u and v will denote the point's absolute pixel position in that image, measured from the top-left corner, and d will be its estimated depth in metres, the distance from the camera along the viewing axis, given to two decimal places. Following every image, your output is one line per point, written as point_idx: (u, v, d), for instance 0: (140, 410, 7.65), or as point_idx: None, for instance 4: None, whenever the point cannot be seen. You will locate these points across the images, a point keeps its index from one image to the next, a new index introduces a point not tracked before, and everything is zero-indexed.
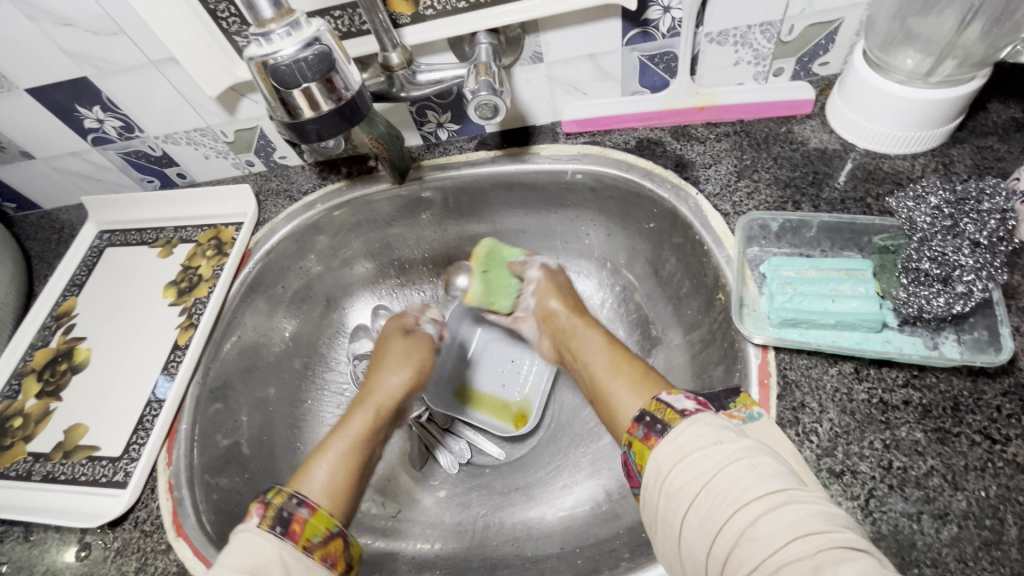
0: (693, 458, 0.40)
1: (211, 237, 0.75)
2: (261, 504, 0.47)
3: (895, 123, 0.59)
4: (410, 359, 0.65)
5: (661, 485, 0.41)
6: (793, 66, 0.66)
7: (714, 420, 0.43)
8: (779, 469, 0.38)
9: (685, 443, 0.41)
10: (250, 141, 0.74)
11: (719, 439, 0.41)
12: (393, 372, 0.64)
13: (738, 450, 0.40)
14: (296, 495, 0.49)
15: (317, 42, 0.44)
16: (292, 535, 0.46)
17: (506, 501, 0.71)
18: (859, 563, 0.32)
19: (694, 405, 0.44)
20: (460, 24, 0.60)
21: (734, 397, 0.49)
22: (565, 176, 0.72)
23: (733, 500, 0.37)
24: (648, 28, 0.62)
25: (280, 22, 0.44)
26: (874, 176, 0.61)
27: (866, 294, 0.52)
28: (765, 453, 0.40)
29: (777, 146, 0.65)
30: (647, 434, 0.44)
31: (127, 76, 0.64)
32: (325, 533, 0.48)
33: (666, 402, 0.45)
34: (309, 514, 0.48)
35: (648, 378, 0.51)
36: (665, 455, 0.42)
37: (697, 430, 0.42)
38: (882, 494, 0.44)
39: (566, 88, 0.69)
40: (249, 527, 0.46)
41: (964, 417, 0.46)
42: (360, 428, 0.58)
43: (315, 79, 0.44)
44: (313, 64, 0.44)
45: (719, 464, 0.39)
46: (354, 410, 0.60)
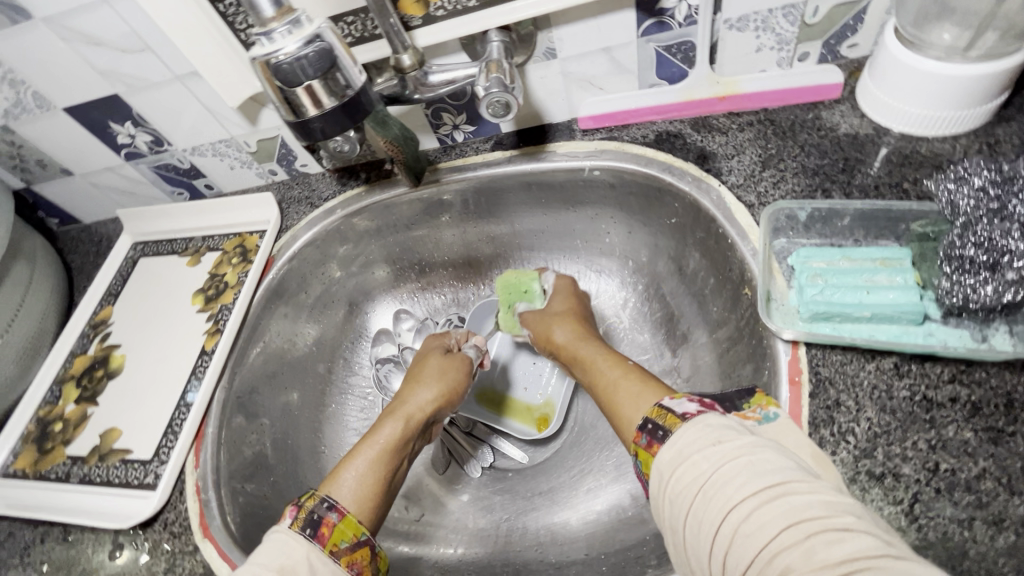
0: (691, 461, 0.38)
1: (237, 244, 0.77)
2: (294, 507, 0.48)
3: (932, 103, 0.55)
4: (445, 376, 0.64)
5: (665, 492, 0.40)
6: (819, 50, 0.63)
7: (715, 421, 0.40)
8: (781, 463, 0.36)
9: (684, 448, 0.40)
10: (272, 150, 0.76)
11: (718, 439, 0.39)
12: (426, 385, 0.63)
13: (735, 447, 0.38)
14: (327, 499, 0.49)
15: (318, 39, 0.44)
16: (320, 539, 0.46)
17: (530, 505, 0.70)
18: (852, 543, 0.30)
19: (697, 408, 0.42)
20: (471, 24, 0.59)
21: (748, 398, 0.45)
22: (583, 173, 0.71)
23: (728, 497, 0.35)
24: (664, 17, 0.60)
25: (280, 20, 0.44)
26: (911, 160, 0.58)
27: (905, 284, 0.48)
28: (769, 448, 0.37)
29: (804, 133, 0.62)
30: (650, 442, 0.43)
31: (154, 92, 0.67)
32: (353, 540, 0.48)
33: (667, 406, 0.44)
34: (338, 519, 0.48)
35: (652, 385, 0.49)
36: (666, 461, 0.40)
37: (696, 430, 0.40)
38: (928, 499, 0.41)
39: (582, 83, 0.68)
40: (283, 528, 0.46)
41: (1019, 415, 0.42)
42: (389, 437, 0.57)
43: (316, 76, 0.45)
44: (313, 61, 0.44)
45: (716, 463, 0.37)
46: (386, 420, 0.59)
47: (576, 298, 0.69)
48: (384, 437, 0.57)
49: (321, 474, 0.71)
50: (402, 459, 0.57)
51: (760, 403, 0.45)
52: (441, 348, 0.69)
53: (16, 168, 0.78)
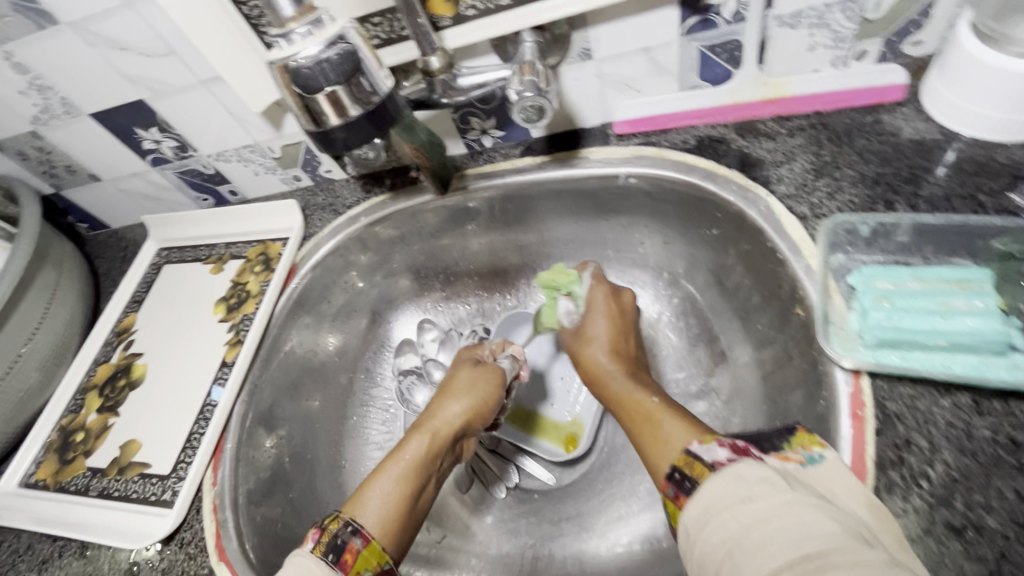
0: (720, 520, 0.35)
1: (259, 252, 0.75)
2: (317, 529, 0.46)
3: (1011, 105, 0.50)
4: (478, 388, 0.61)
5: (693, 551, 0.37)
6: (879, 48, 0.58)
7: (748, 472, 0.37)
8: (820, 529, 0.32)
9: (712, 504, 0.37)
10: (296, 155, 0.74)
11: (750, 496, 0.35)
12: (457, 399, 0.59)
13: (769, 507, 0.34)
14: (352, 521, 0.47)
15: (341, 40, 0.42)
16: (343, 566, 0.44)
17: (557, 530, 0.66)
18: None
19: (727, 456, 0.39)
20: (502, 24, 0.56)
21: (789, 437, 0.41)
22: (617, 180, 0.67)
23: (759, 568, 0.32)
24: (709, 15, 0.56)
25: (300, 21, 0.41)
26: (986, 169, 0.52)
27: (986, 308, 0.44)
28: (807, 509, 0.33)
29: (862, 138, 0.57)
30: (677, 493, 0.40)
31: (178, 97, 0.65)
32: (376, 569, 0.45)
33: (695, 453, 0.40)
34: (362, 545, 0.45)
35: (684, 422, 0.45)
36: (693, 516, 0.37)
37: (725, 484, 0.37)
38: (1019, 558, 0.36)
39: (618, 85, 0.64)
40: (304, 552, 0.44)
41: None
42: (416, 454, 0.53)
43: (338, 81, 0.42)
44: (335, 64, 0.41)
45: (747, 525, 0.34)
46: (413, 434, 0.56)
47: (619, 312, 0.64)
48: (411, 454, 0.54)
49: (341, 490, 0.69)
50: (429, 479, 0.54)
51: (803, 443, 0.41)
52: (471, 360, 0.65)
53: (46, 173, 0.79)
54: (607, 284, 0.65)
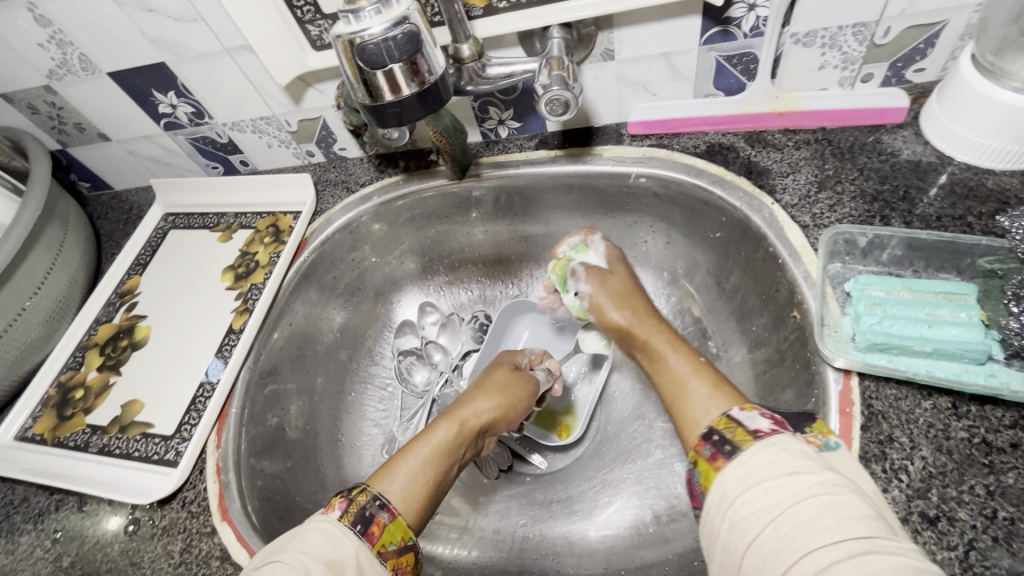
0: (764, 488, 0.38)
1: (269, 224, 0.76)
2: (344, 499, 0.46)
3: (1002, 135, 0.53)
4: (510, 387, 0.63)
5: (725, 514, 0.39)
6: (884, 71, 0.62)
7: (793, 447, 0.40)
8: (863, 513, 0.35)
9: (756, 472, 0.39)
10: (312, 131, 0.75)
11: (795, 470, 0.38)
12: (491, 395, 0.61)
13: (817, 484, 0.37)
14: (379, 496, 0.48)
15: (407, 21, 0.43)
16: (370, 537, 0.45)
17: (547, 513, 0.68)
18: None
19: (769, 426, 0.42)
20: (532, 18, 0.58)
21: (810, 423, 0.44)
22: (628, 179, 0.69)
23: (805, 540, 0.34)
24: (730, 26, 0.58)
25: None
26: (975, 193, 0.56)
27: (969, 320, 0.47)
28: (849, 491, 0.36)
29: (864, 156, 0.61)
30: (714, 454, 0.43)
31: (202, 63, 0.66)
32: (400, 543, 0.46)
33: (737, 419, 0.44)
34: (388, 519, 0.46)
35: (722, 389, 0.48)
36: (732, 480, 0.40)
37: (771, 455, 0.40)
38: (984, 547, 0.39)
39: (635, 88, 0.66)
40: (328, 519, 0.45)
41: None
42: (444, 437, 0.54)
43: (401, 59, 0.43)
44: (401, 43, 0.42)
45: (792, 497, 0.37)
46: (442, 421, 0.57)
47: (631, 278, 0.65)
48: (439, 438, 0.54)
49: (337, 462, 0.70)
50: (454, 465, 0.54)
51: (821, 430, 0.44)
52: (511, 362, 0.68)
53: (54, 130, 0.78)
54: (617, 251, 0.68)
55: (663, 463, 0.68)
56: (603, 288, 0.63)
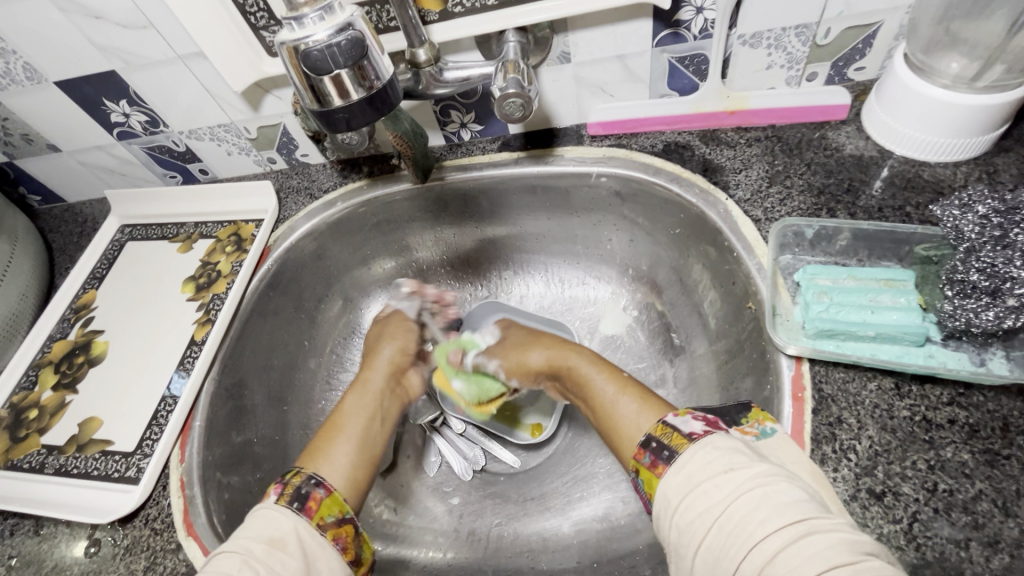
0: (704, 490, 0.39)
1: (231, 233, 0.75)
2: (279, 484, 0.47)
3: (934, 130, 0.57)
4: (387, 336, 0.66)
5: (672, 518, 0.40)
6: (827, 71, 0.65)
7: (724, 445, 0.42)
8: (795, 497, 0.37)
9: (694, 473, 0.41)
10: (272, 137, 0.74)
11: (730, 466, 0.40)
12: (375, 352, 0.64)
13: (750, 478, 0.39)
14: (314, 475, 0.48)
15: (350, 27, 0.43)
16: (308, 512, 0.45)
17: (521, 510, 0.69)
18: None
19: (702, 428, 0.44)
20: (488, 22, 0.59)
21: (746, 413, 0.47)
22: (589, 179, 0.71)
23: (749, 533, 0.36)
24: (680, 29, 0.60)
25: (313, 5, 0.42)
26: (913, 185, 0.59)
27: (908, 305, 0.49)
28: (780, 479, 0.38)
29: (811, 152, 0.63)
30: (654, 461, 0.44)
31: (154, 71, 0.64)
32: (338, 516, 0.46)
33: (672, 425, 0.45)
34: (325, 494, 0.47)
35: (650, 402, 0.50)
36: (674, 486, 0.41)
37: (707, 456, 0.41)
38: (926, 518, 0.41)
39: (593, 89, 0.68)
40: (268, 504, 0.45)
41: (1015, 439, 0.43)
42: (354, 403, 0.57)
43: (346, 65, 0.43)
44: (345, 49, 0.42)
45: (730, 494, 0.38)
46: (352, 391, 0.59)
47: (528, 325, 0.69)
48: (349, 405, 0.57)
49: None
50: (375, 420, 0.57)
51: (757, 418, 0.47)
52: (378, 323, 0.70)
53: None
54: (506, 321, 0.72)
55: None
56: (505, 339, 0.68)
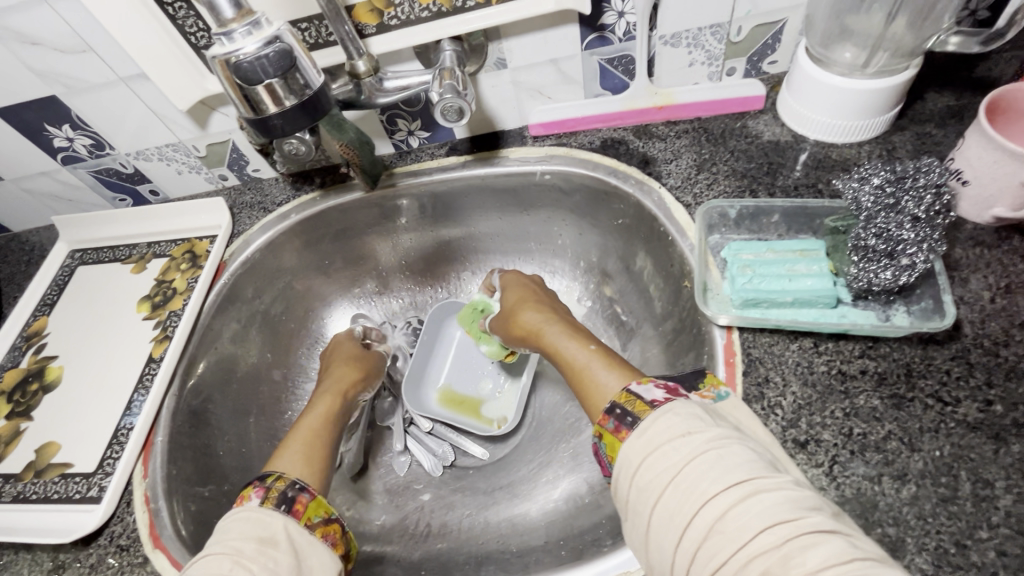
0: (663, 452, 0.41)
1: (185, 250, 0.75)
2: (260, 488, 0.48)
3: (839, 114, 0.62)
4: (353, 359, 0.71)
5: (632, 479, 0.42)
6: (744, 65, 0.70)
7: (684, 410, 0.43)
8: (747, 458, 0.39)
9: (654, 436, 0.42)
10: (222, 154, 0.75)
11: (688, 430, 0.41)
12: (339, 369, 0.69)
13: (706, 440, 0.40)
14: (298, 480, 0.50)
15: (278, 40, 0.45)
16: (296, 514, 0.47)
17: (490, 499, 0.71)
18: (823, 550, 0.34)
19: (664, 395, 0.45)
20: (424, 33, 0.62)
21: (702, 379, 0.49)
22: (534, 177, 0.74)
23: (702, 491, 0.38)
24: (605, 32, 0.65)
25: (241, 22, 0.45)
26: (824, 164, 0.64)
27: (821, 271, 0.54)
28: (734, 442, 0.40)
29: (733, 140, 0.68)
30: (617, 426, 0.45)
31: (97, 94, 0.65)
32: (325, 515, 0.48)
33: (635, 393, 0.46)
34: (310, 498, 0.48)
35: (619, 369, 0.51)
36: (635, 448, 0.43)
37: (667, 421, 0.42)
38: (845, 460, 0.46)
39: (531, 92, 0.72)
40: (251, 507, 0.46)
41: (917, 382, 0.48)
42: (321, 412, 0.61)
43: (276, 75, 0.46)
44: (274, 60, 0.45)
45: (686, 456, 0.40)
46: (318, 401, 0.63)
47: (524, 285, 0.71)
48: (319, 412, 0.61)
49: None
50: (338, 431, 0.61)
51: (712, 383, 0.49)
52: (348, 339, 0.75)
53: None
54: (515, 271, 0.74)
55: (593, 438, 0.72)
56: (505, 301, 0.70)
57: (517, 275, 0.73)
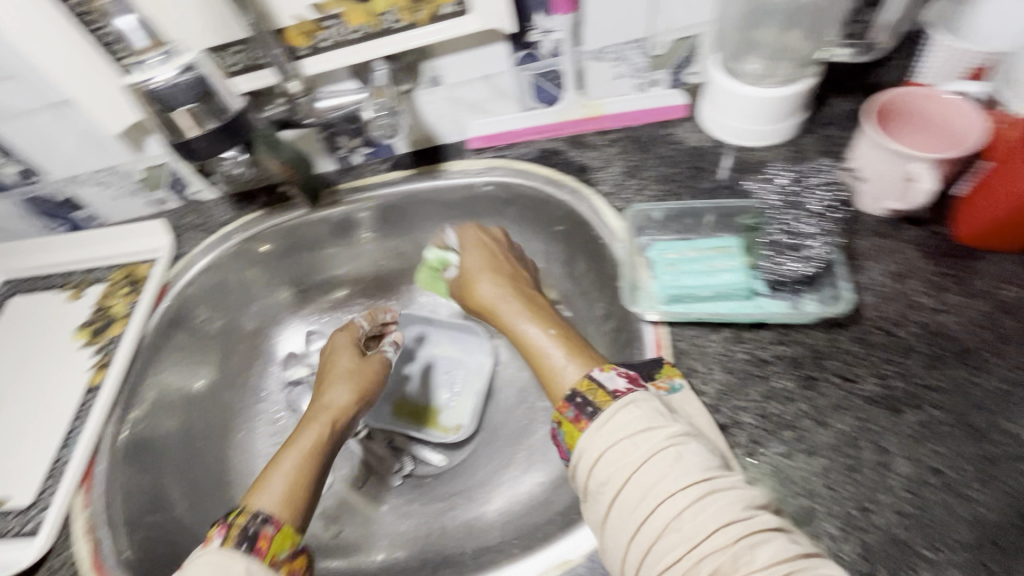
0: (623, 446, 0.43)
1: (124, 275, 0.74)
2: (223, 526, 0.48)
3: (753, 120, 0.67)
4: (355, 373, 0.64)
5: (592, 470, 0.44)
6: (667, 77, 0.74)
7: (645, 405, 0.45)
8: (703, 457, 0.43)
9: (617, 430, 0.44)
10: (161, 177, 0.75)
11: (649, 427, 0.44)
12: (338, 386, 0.63)
13: (666, 438, 0.43)
14: (261, 512, 0.49)
15: (191, 68, 0.49)
16: (258, 552, 0.47)
17: (447, 505, 0.72)
18: (767, 547, 0.38)
19: (625, 385, 0.47)
20: (356, 53, 0.63)
21: (659, 369, 0.53)
22: (476, 189, 0.77)
23: (662, 488, 0.41)
24: (532, 49, 0.68)
25: (154, 51, 0.49)
26: (742, 167, 0.69)
27: (736, 266, 0.58)
28: (692, 441, 0.43)
29: (660, 147, 0.73)
30: (577, 415, 0.47)
31: (24, 121, 0.64)
32: (291, 549, 0.49)
33: (598, 380, 0.48)
34: (275, 531, 0.48)
35: (580, 354, 0.53)
36: (595, 439, 0.44)
37: (629, 415, 0.45)
38: (762, 439, 0.49)
39: (468, 107, 0.74)
40: (210, 549, 0.46)
41: (825, 363, 0.52)
42: (309, 438, 0.57)
43: (192, 100, 0.49)
44: (187, 86, 0.48)
45: (647, 453, 0.42)
46: (307, 425, 0.59)
47: (486, 247, 0.68)
48: (307, 439, 0.57)
49: (229, 503, 0.69)
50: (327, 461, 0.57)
51: (669, 373, 0.53)
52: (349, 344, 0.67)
53: None
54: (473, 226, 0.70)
55: (545, 438, 0.74)
56: (468, 265, 0.66)
57: (475, 232, 0.69)
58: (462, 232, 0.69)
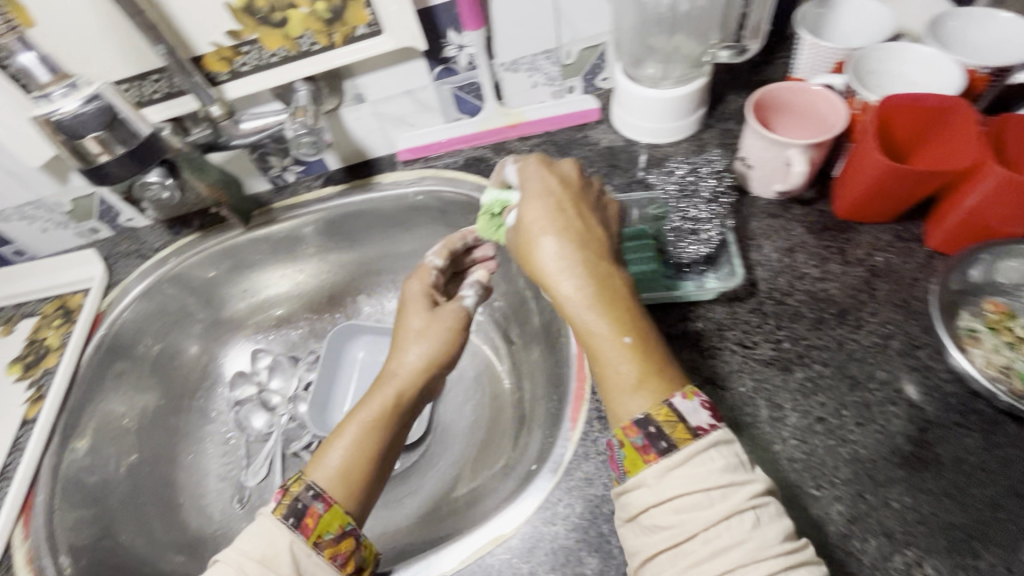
0: (697, 498, 0.40)
1: (57, 306, 0.74)
2: (280, 491, 0.48)
3: (656, 119, 0.73)
4: (431, 330, 0.59)
5: (652, 505, 0.41)
6: (580, 84, 0.80)
7: (726, 458, 0.42)
8: (780, 526, 0.40)
9: (694, 478, 0.41)
10: (90, 208, 0.75)
11: (728, 485, 0.41)
12: (414, 343, 0.59)
13: (746, 498, 0.40)
14: (312, 486, 0.49)
15: (97, 98, 0.50)
16: (304, 529, 0.46)
17: (401, 505, 0.74)
18: None
19: (707, 424, 0.43)
20: (277, 76, 0.66)
21: None
22: (408, 199, 0.80)
23: (731, 554, 0.38)
24: (449, 64, 0.72)
25: (58, 84, 0.51)
26: (651, 163, 0.75)
27: (645, 249, 0.62)
28: (770, 504, 0.41)
29: (576, 149, 0.78)
30: (646, 444, 0.43)
31: None
32: (337, 531, 0.48)
33: (678, 411, 0.44)
34: (323, 509, 0.48)
35: (651, 374, 0.46)
36: (665, 477, 0.42)
37: (710, 466, 0.41)
38: None
39: (394, 122, 0.78)
40: (267, 512, 0.47)
41: (726, 334, 0.58)
42: (365, 413, 0.55)
43: (100, 129, 0.51)
44: (93, 115, 0.50)
45: (722, 512, 0.40)
46: (370, 393, 0.56)
47: (548, 193, 0.54)
48: (366, 411, 0.55)
49: (181, 526, 0.69)
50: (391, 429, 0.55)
51: None
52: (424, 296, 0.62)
53: None
54: (537, 163, 0.57)
55: (492, 432, 0.77)
56: (529, 219, 0.53)
57: (539, 176, 0.56)
58: (526, 174, 0.57)
